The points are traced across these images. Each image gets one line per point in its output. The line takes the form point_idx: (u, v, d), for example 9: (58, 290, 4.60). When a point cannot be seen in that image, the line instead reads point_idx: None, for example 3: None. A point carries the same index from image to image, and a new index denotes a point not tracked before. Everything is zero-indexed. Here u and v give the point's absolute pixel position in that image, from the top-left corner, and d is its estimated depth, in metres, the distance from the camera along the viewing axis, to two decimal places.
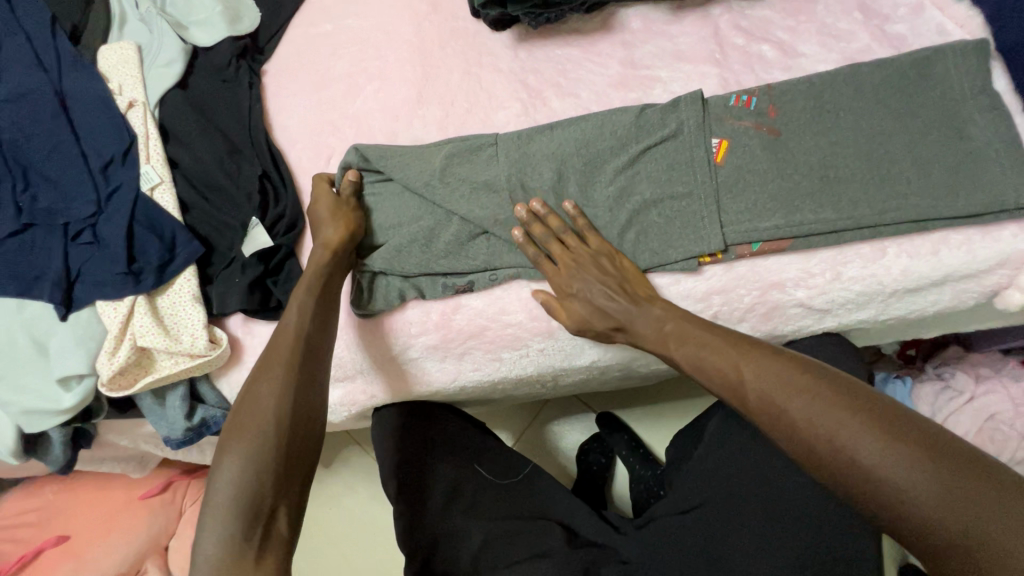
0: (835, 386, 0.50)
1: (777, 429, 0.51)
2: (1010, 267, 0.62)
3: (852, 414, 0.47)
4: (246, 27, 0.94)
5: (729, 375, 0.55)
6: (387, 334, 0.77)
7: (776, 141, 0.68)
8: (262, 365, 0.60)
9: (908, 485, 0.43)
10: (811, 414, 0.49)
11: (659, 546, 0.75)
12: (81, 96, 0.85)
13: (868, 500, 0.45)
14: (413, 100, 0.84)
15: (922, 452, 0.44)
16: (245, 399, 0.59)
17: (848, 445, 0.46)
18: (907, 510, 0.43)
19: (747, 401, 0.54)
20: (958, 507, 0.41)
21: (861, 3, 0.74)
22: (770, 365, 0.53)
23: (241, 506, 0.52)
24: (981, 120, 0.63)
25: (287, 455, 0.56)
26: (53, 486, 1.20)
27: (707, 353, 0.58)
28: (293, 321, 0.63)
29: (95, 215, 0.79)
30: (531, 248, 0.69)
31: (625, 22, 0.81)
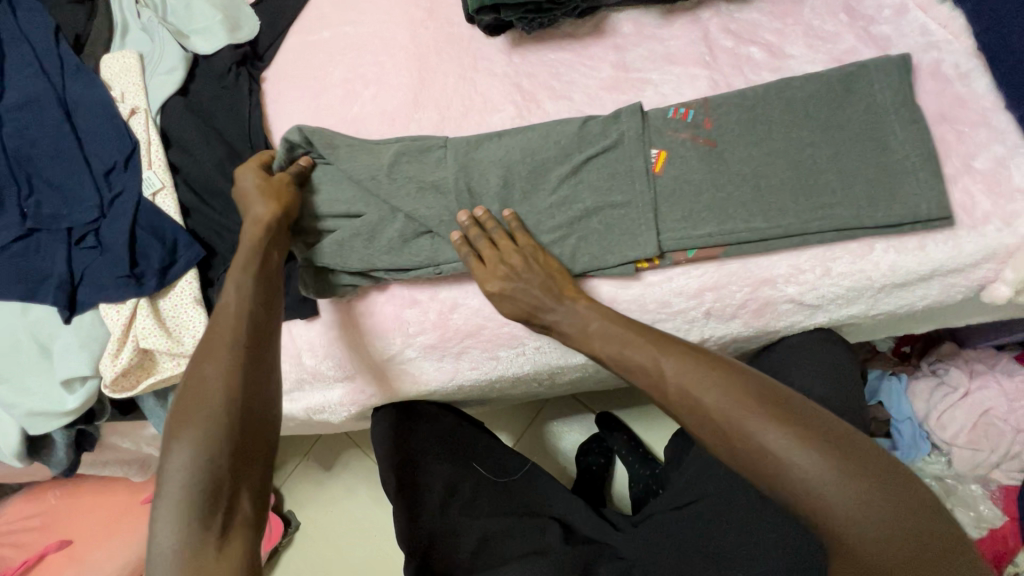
0: (745, 380, 0.53)
1: (695, 422, 0.54)
2: (996, 262, 0.63)
3: (761, 408, 0.51)
4: (245, 35, 0.96)
5: (650, 370, 0.58)
6: (384, 334, 0.78)
7: (713, 152, 0.69)
8: (205, 349, 0.60)
9: (811, 477, 0.47)
10: (722, 405, 0.52)
11: (656, 543, 0.78)
12: (85, 104, 0.86)
13: (777, 489, 0.49)
14: (408, 104, 0.86)
15: (824, 445, 0.48)
16: (189, 383, 0.58)
17: (755, 435, 0.50)
18: (810, 500, 0.47)
19: (667, 395, 0.56)
20: (854, 496, 0.46)
21: (847, 5, 0.75)
22: (688, 362, 0.56)
23: (195, 492, 0.52)
24: (903, 132, 0.65)
25: (239, 436, 0.56)
26: (57, 490, 1.20)
27: (632, 349, 0.60)
28: (233, 301, 0.62)
29: (98, 220, 0.81)
30: (465, 247, 0.70)
31: (616, 26, 0.83)
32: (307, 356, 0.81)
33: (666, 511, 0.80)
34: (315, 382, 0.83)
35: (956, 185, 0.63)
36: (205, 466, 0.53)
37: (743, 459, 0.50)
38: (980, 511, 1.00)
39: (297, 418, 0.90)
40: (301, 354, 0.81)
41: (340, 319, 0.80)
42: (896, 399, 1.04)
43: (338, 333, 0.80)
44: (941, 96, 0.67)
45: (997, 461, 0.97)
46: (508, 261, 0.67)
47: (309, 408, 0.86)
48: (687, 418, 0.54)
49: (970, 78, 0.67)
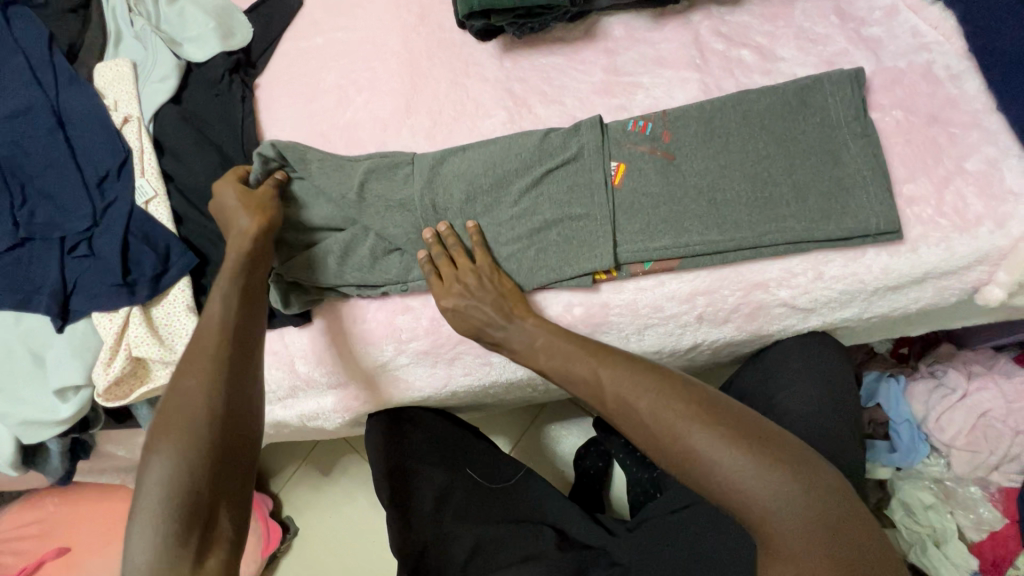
0: (677, 387, 0.55)
1: (634, 430, 0.56)
2: (989, 264, 0.62)
3: (693, 413, 0.53)
4: (238, 42, 0.96)
5: (591, 381, 0.60)
6: (373, 341, 0.78)
7: (669, 165, 0.70)
8: (188, 361, 0.60)
9: (742, 476, 0.50)
10: (655, 410, 0.54)
11: (651, 549, 0.77)
12: (78, 113, 0.87)
13: (710, 488, 0.52)
14: (399, 110, 0.86)
15: (750, 445, 0.51)
16: (170, 395, 0.58)
17: (684, 436, 0.52)
18: (740, 497, 0.50)
19: (608, 406, 0.58)
20: (780, 492, 0.49)
21: (838, 7, 0.74)
22: (624, 372, 0.58)
23: (175, 505, 0.52)
24: (853, 146, 0.66)
25: (222, 447, 0.56)
26: (55, 498, 1.21)
27: (575, 360, 0.62)
28: (219, 312, 0.62)
29: (91, 229, 0.81)
30: (427, 262, 0.72)
31: (607, 30, 0.82)
32: (301, 363, 0.81)
33: (661, 515, 0.80)
34: (309, 389, 0.83)
35: (949, 187, 0.63)
36: (187, 479, 0.53)
37: (677, 462, 0.53)
38: (980, 513, 0.99)
39: (292, 425, 0.90)
40: (294, 361, 0.81)
41: (333, 326, 0.80)
42: (893, 401, 1.04)
43: (331, 341, 0.80)
44: (932, 98, 0.67)
45: (996, 462, 0.96)
46: (464, 279, 0.70)
47: (304, 415, 0.86)
48: (626, 427, 0.57)
49: (961, 79, 0.67)
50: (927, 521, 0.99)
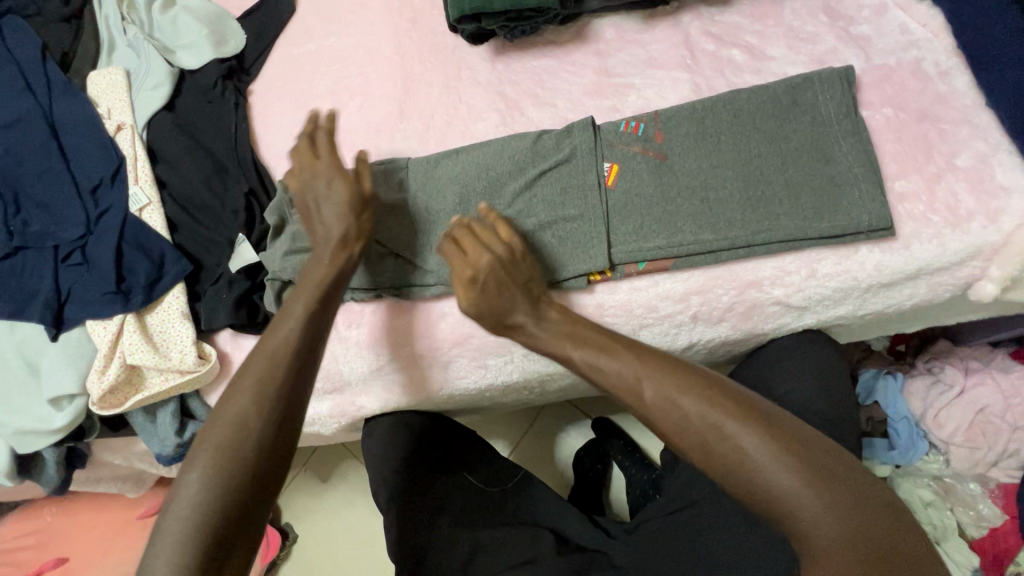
0: (728, 396, 0.52)
1: (677, 435, 0.52)
2: (982, 259, 0.62)
3: (745, 425, 0.50)
4: (231, 49, 0.96)
5: (631, 381, 0.55)
6: (417, 334, 0.77)
7: (662, 165, 0.71)
8: (242, 373, 0.58)
9: (797, 498, 0.47)
10: (697, 411, 0.52)
11: (647, 550, 0.78)
12: (71, 121, 0.87)
13: (759, 505, 0.49)
14: (393, 114, 0.86)
15: (806, 465, 0.48)
16: (218, 408, 0.57)
17: (729, 442, 0.50)
18: (793, 519, 0.47)
19: (649, 409, 0.54)
20: (831, 510, 0.47)
21: (826, 6, 0.75)
22: (671, 374, 0.54)
23: (199, 532, 0.50)
24: (844, 143, 0.66)
25: (261, 474, 0.54)
26: (52, 508, 1.20)
27: (614, 359, 0.57)
28: (298, 330, 0.61)
29: (85, 237, 0.81)
30: (444, 238, 0.68)
31: (598, 32, 0.83)
32: None
33: (659, 516, 0.80)
34: None
35: (940, 183, 0.63)
36: (217, 506, 0.51)
37: (723, 474, 0.50)
38: (980, 510, 0.99)
39: None
40: None
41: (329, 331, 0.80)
42: (892, 399, 1.03)
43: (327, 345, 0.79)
44: (922, 95, 0.67)
45: (994, 458, 0.96)
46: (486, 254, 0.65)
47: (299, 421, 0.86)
48: (668, 430, 0.53)
49: (950, 76, 0.67)
50: (928, 519, 0.99)
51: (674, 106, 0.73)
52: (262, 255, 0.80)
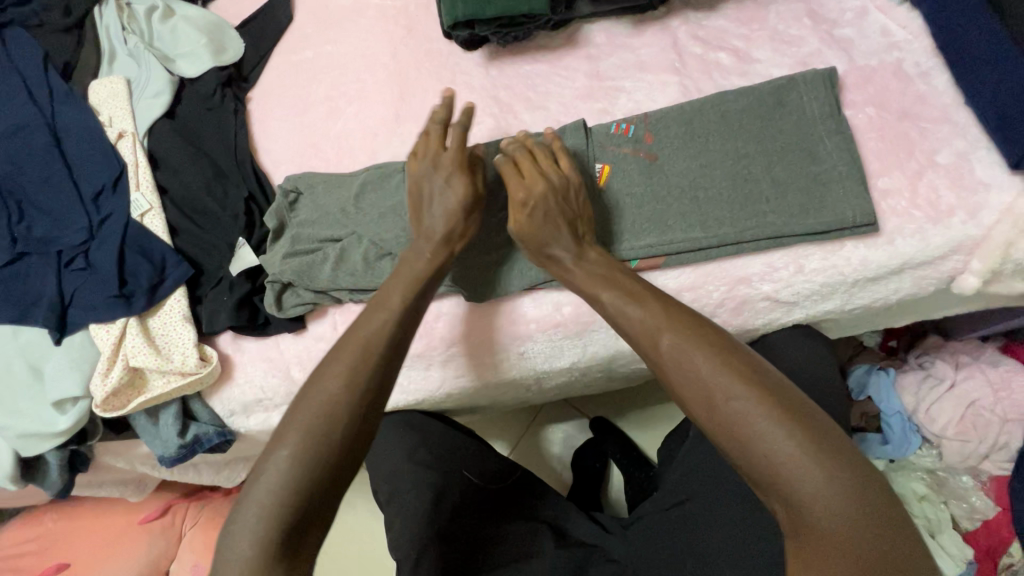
0: (744, 363, 0.53)
1: (684, 389, 0.54)
2: (963, 253, 0.64)
3: (753, 392, 0.51)
4: (230, 57, 0.98)
5: (652, 333, 0.58)
6: (500, 320, 0.77)
7: (652, 166, 0.73)
8: (333, 355, 0.60)
9: (793, 471, 0.48)
10: (708, 369, 0.53)
11: (644, 543, 0.79)
12: (73, 129, 0.89)
13: (752, 471, 0.50)
14: (390, 120, 0.88)
15: (810, 441, 0.48)
16: (310, 386, 0.58)
17: (733, 407, 0.51)
18: (783, 489, 0.48)
19: (664, 363, 0.56)
20: (828, 490, 0.47)
21: (810, 9, 0.77)
22: (692, 333, 0.56)
23: (288, 509, 0.52)
24: (829, 142, 0.68)
25: (341, 460, 0.55)
26: (54, 514, 1.21)
27: (639, 312, 0.59)
28: (388, 319, 0.62)
29: (87, 242, 0.82)
30: (506, 160, 0.70)
31: (589, 37, 0.85)
32: (296, 369, 0.82)
33: (657, 512, 0.80)
34: None
35: (921, 180, 0.65)
36: (308, 486, 0.53)
37: (722, 435, 0.51)
38: (972, 502, 1.00)
39: None
40: (289, 368, 0.83)
41: (328, 332, 0.82)
42: (885, 393, 1.05)
43: (326, 346, 0.81)
44: (903, 94, 0.69)
45: (986, 452, 0.97)
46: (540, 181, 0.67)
47: None
48: (675, 382, 0.55)
49: (930, 76, 0.69)
50: (922, 512, 1.00)
51: (663, 108, 0.75)
52: (262, 259, 0.82)
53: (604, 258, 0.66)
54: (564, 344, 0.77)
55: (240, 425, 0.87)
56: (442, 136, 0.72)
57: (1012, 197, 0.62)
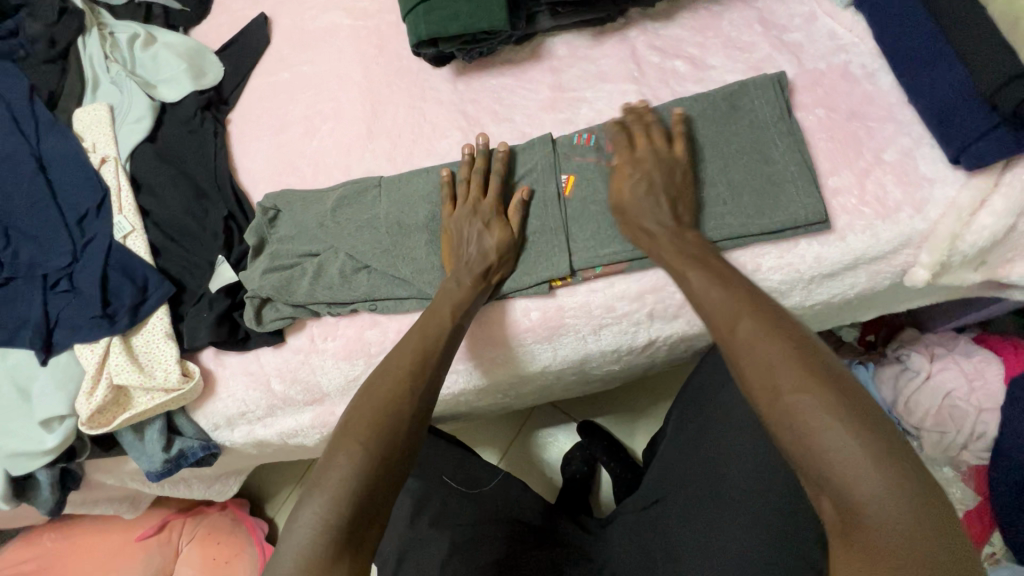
0: (816, 355, 0.49)
1: (748, 375, 0.51)
2: (913, 247, 0.65)
3: (820, 385, 0.47)
4: (209, 81, 1.02)
5: (729, 316, 0.55)
6: (502, 321, 0.77)
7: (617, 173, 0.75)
8: (394, 359, 0.64)
9: (850, 471, 0.43)
10: (778, 359, 0.49)
11: (620, 542, 0.83)
12: (58, 156, 0.92)
13: (804, 465, 0.46)
14: (363, 136, 0.91)
15: (876, 445, 0.43)
16: (376, 381, 0.62)
17: (795, 400, 0.47)
18: (834, 486, 0.44)
19: (734, 347, 0.53)
20: (895, 504, 0.41)
21: (761, 17, 0.79)
22: (768, 321, 0.53)
23: (359, 497, 0.53)
24: (781, 144, 0.70)
25: (403, 451, 0.58)
26: (52, 534, 1.23)
27: (716, 298, 0.57)
28: (444, 324, 0.67)
29: (72, 265, 0.85)
30: (618, 137, 0.73)
31: (552, 50, 0.87)
32: (276, 382, 0.85)
33: (635, 513, 0.84)
34: (287, 407, 0.87)
35: (869, 178, 0.67)
36: (378, 473, 0.54)
37: (778, 423, 0.48)
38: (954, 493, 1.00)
39: (274, 444, 0.92)
40: (270, 381, 0.85)
41: (306, 345, 0.84)
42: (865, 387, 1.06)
43: (305, 358, 0.83)
44: (850, 95, 0.71)
45: (964, 442, 0.97)
46: (647, 158, 0.70)
47: (283, 433, 0.89)
48: (741, 367, 0.52)
49: (876, 76, 0.71)
50: None
51: (624, 117, 0.77)
52: (241, 275, 0.84)
53: (702, 248, 0.65)
54: (537, 349, 0.78)
55: (225, 439, 0.90)
56: (479, 183, 0.77)
57: (956, 191, 0.64)
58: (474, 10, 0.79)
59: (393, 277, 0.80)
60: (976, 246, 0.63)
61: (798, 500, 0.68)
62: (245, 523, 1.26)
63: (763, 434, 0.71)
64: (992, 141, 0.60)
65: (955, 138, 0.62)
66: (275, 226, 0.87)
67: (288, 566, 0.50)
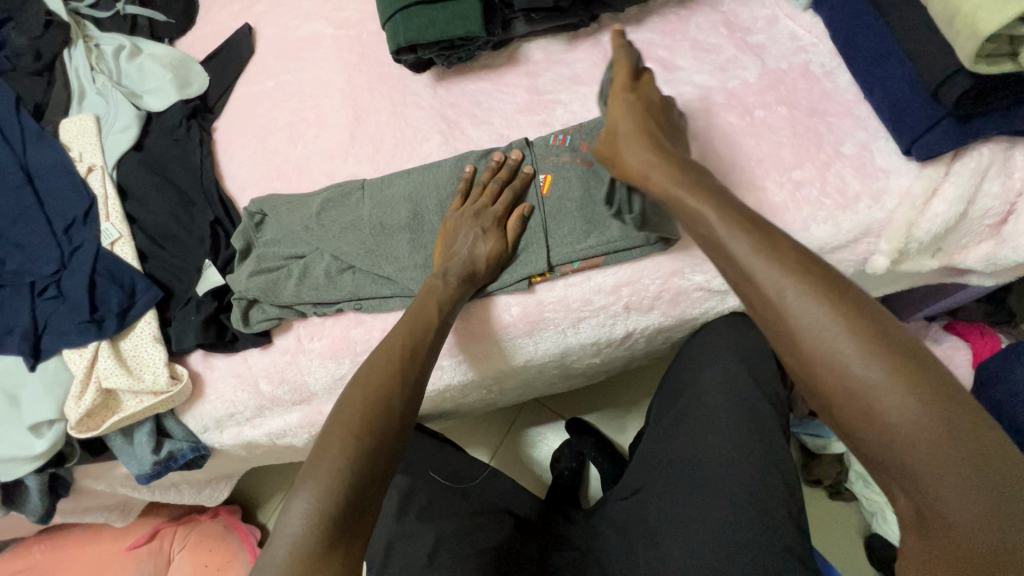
0: (881, 329, 0.43)
1: (811, 355, 0.44)
2: (873, 236, 0.68)
3: (895, 365, 0.42)
4: (195, 90, 1.04)
5: (777, 283, 0.46)
6: (488, 317, 0.79)
7: (591, 171, 0.77)
8: (384, 351, 0.66)
9: (937, 466, 0.39)
10: (839, 337, 0.43)
11: (603, 532, 0.84)
12: (45, 166, 0.93)
13: (883, 458, 0.42)
14: (347, 142, 0.93)
15: (966, 439, 0.39)
16: (366, 373, 0.63)
17: (863, 385, 0.42)
18: (918, 481, 0.40)
19: (789, 323, 0.45)
20: (975, 492, 0.38)
21: (726, 20, 0.83)
22: (824, 289, 0.45)
23: (350, 486, 0.54)
24: (746, 143, 0.74)
25: (393, 441, 0.59)
26: (43, 545, 1.23)
27: (760, 263, 0.48)
28: (433, 311, 0.70)
29: (60, 271, 0.86)
30: (622, 63, 0.70)
31: (528, 55, 0.90)
32: (264, 383, 0.86)
33: (617, 502, 0.85)
34: (275, 408, 0.88)
35: (830, 171, 0.70)
36: (368, 463, 0.56)
37: (851, 413, 0.43)
38: None
39: (263, 445, 0.94)
40: (258, 381, 0.86)
41: (293, 345, 0.85)
42: None
43: (292, 358, 0.85)
44: (811, 93, 0.75)
45: None
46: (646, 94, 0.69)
47: (271, 434, 0.91)
48: (802, 346, 0.45)
49: (834, 75, 0.75)
50: None
51: (597, 118, 0.80)
52: (228, 278, 0.86)
53: (717, 184, 0.56)
54: (520, 342, 0.80)
55: (214, 441, 0.91)
56: (484, 189, 0.78)
57: (908, 181, 0.67)
58: (451, 17, 0.82)
59: (377, 276, 0.82)
60: (931, 233, 0.66)
61: (771, 481, 0.70)
62: (236, 530, 1.26)
63: (736, 419, 0.75)
64: (940, 133, 0.63)
65: (906, 130, 0.66)
66: (260, 229, 0.88)
67: (281, 556, 0.50)
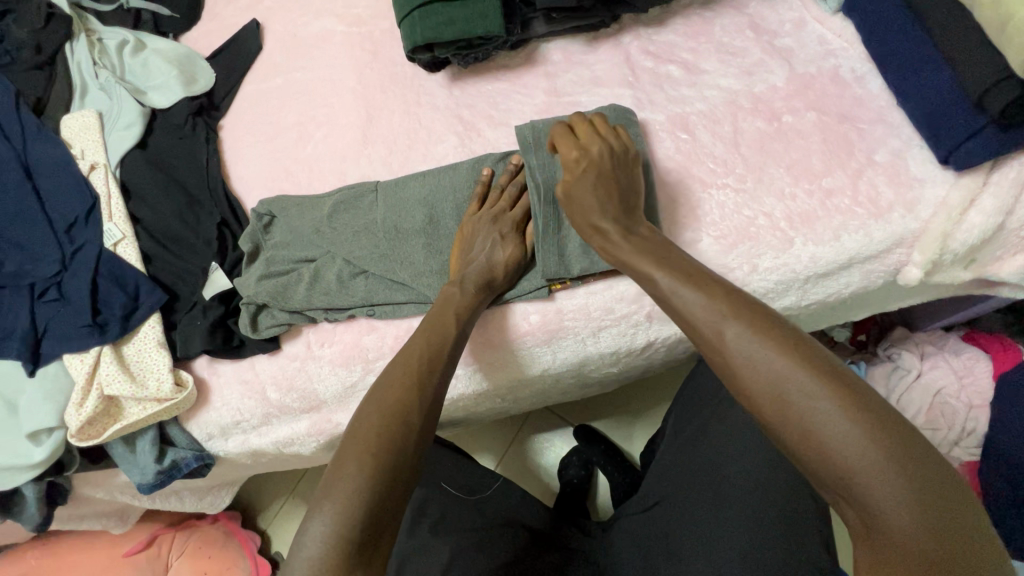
0: (813, 353, 0.45)
1: (751, 384, 0.46)
2: (905, 247, 0.66)
3: (828, 388, 0.43)
4: (201, 87, 1.01)
5: (713, 322, 0.49)
6: (502, 325, 0.77)
7: None
8: (400, 364, 0.63)
9: (873, 482, 0.40)
10: (773, 363, 0.45)
11: (622, 547, 0.82)
12: (46, 163, 0.90)
13: (826, 478, 0.43)
14: (359, 142, 0.91)
15: (898, 451, 0.40)
16: (384, 386, 0.61)
17: (800, 407, 0.43)
18: (860, 498, 0.41)
19: (727, 358, 0.47)
20: (910, 501, 0.39)
21: (752, 23, 0.81)
22: (757, 320, 0.47)
23: (367, 507, 0.51)
24: (774, 150, 0.72)
25: (412, 459, 0.57)
26: (35, 551, 1.19)
27: (697, 303, 0.50)
28: (448, 319, 0.68)
29: (60, 273, 0.83)
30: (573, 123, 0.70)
31: (547, 55, 0.88)
32: (272, 390, 0.83)
33: (636, 514, 0.83)
34: (282, 415, 0.85)
35: (861, 179, 0.68)
36: (386, 482, 0.53)
37: (790, 437, 0.44)
38: None
39: (268, 453, 0.91)
40: (265, 389, 0.84)
41: (303, 352, 0.83)
42: None
43: (300, 365, 0.82)
44: (841, 98, 0.73)
45: (955, 438, 0.94)
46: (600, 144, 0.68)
47: (278, 442, 0.88)
48: (742, 375, 0.46)
49: (865, 81, 0.73)
50: None
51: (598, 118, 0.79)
52: (236, 281, 0.83)
53: (652, 239, 0.60)
54: (536, 351, 0.77)
55: (218, 449, 0.88)
56: (502, 194, 0.76)
57: (945, 190, 0.65)
58: (471, 15, 0.79)
59: (391, 281, 0.79)
60: (966, 245, 0.64)
61: (798, 496, 0.68)
62: (236, 536, 1.24)
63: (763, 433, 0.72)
64: (980, 142, 0.62)
65: (944, 139, 0.64)
66: (270, 233, 0.86)
67: None
